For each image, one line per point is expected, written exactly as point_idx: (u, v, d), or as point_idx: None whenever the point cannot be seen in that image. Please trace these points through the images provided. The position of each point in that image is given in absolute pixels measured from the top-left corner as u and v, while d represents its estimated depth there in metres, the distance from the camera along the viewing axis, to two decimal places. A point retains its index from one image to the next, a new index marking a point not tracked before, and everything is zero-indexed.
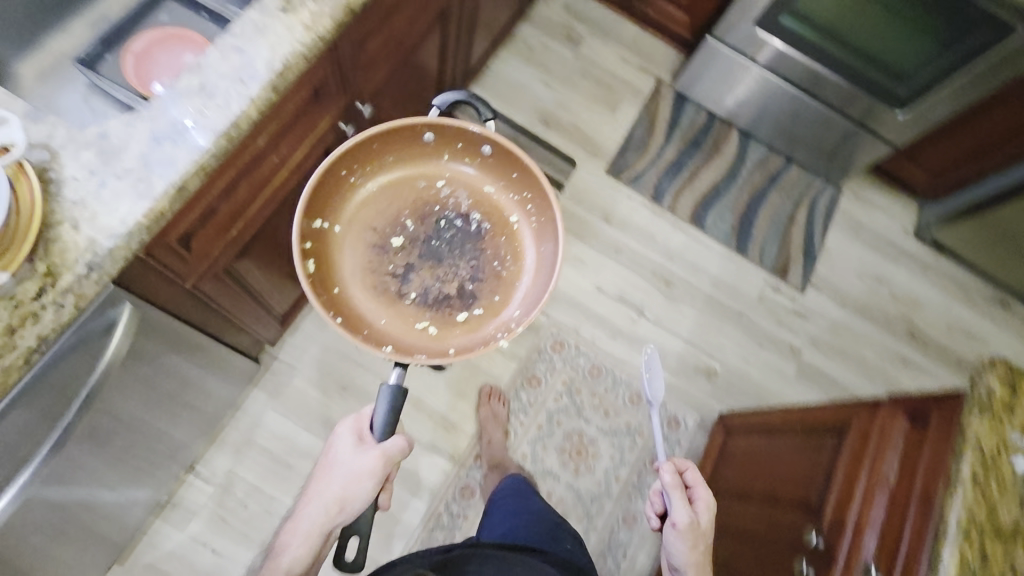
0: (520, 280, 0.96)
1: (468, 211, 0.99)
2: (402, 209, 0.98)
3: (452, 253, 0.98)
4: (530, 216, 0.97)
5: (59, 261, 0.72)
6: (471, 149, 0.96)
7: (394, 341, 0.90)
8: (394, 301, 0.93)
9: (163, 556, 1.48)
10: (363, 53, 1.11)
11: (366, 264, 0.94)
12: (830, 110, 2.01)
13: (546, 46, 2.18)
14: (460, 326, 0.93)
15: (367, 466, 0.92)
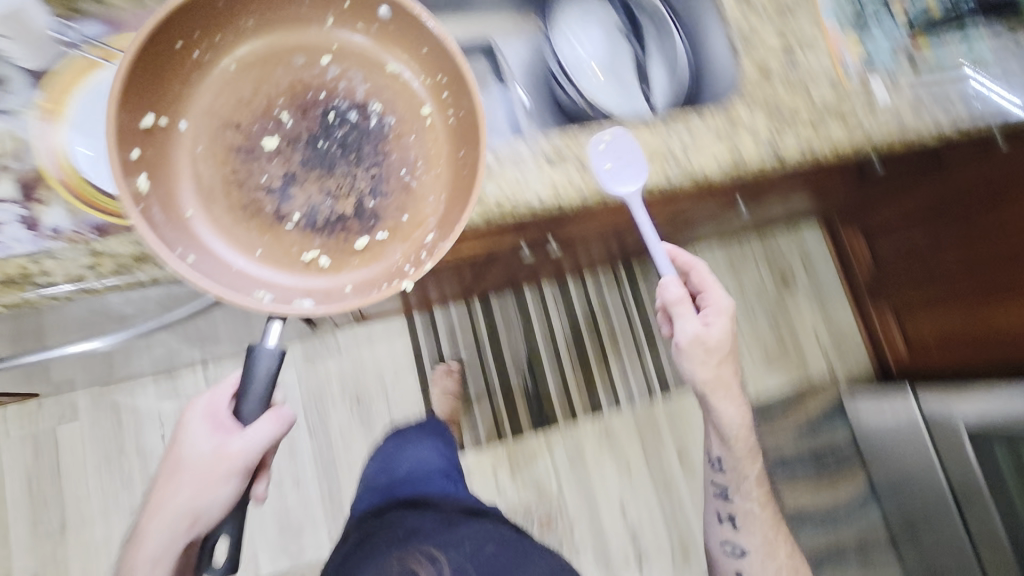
0: (442, 195, 0.82)
1: (363, 100, 0.85)
2: (275, 96, 0.82)
3: (349, 157, 0.84)
4: (450, 113, 0.83)
5: None
6: (369, 15, 0.82)
7: (263, 282, 0.75)
8: (268, 227, 0.78)
9: (128, 407, 1.54)
10: (588, 218, 1.07)
11: (225, 175, 0.78)
12: (971, 555, 1.58)
13: (758, 269, 2.05)
14: (361, 255, 0.80)
15: (225, 463, 0.77)
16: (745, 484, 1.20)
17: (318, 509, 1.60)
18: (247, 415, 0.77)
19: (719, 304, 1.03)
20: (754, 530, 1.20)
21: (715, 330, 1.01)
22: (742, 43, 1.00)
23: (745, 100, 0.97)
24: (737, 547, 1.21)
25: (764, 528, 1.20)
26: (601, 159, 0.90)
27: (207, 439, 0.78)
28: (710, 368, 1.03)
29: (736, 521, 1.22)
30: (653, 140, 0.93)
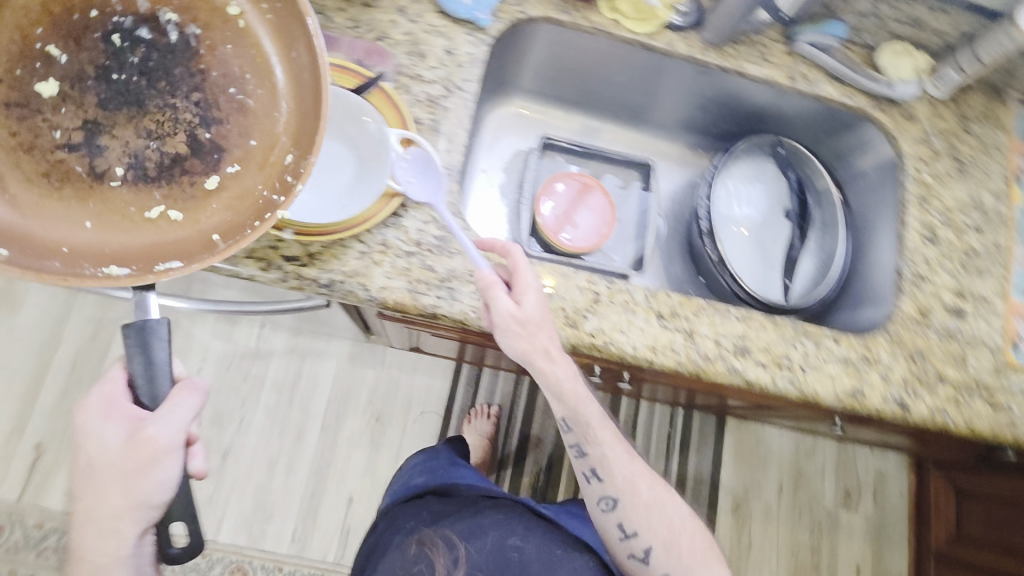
0: (285, 95, 0.68)
1: (150, 11, 0.68)
2: (28, 26, 0.63)
3: (160, 87, 0.68)
4: (263, 4, 0.67)
5: (320, 255, 0.75)
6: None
7: (109, 254, 0.62)
8: (88, 192, 0.63)
9: (183, 331, 1.60)
10: (677, 378, 0.98)
11: (8, 143, 0.61)
12: None
13: (823, 475, 1.85)
14: (216, 197, 0.67)
15: (143, 451, 0.64)
16: (632, 477, 0.88)
17: (296, 503, 1.57)
18: (150, 398, 0.66)
19: (528, 284, 0.76)
20: (655, 537, 0.86)
21: (531, 307, 0.75)
22: (910, 278, 0.91)
23: (889, 337, 0.88)
24: (644, 556, 0.86)
25: (676, 527, 0.88)
26: (713, 335, 0.83)
27: (116, 433, 0.66)
28: (539, 352, 0.76)
29: (628, 527, 0.87)
30: (775, 338, 0.84)
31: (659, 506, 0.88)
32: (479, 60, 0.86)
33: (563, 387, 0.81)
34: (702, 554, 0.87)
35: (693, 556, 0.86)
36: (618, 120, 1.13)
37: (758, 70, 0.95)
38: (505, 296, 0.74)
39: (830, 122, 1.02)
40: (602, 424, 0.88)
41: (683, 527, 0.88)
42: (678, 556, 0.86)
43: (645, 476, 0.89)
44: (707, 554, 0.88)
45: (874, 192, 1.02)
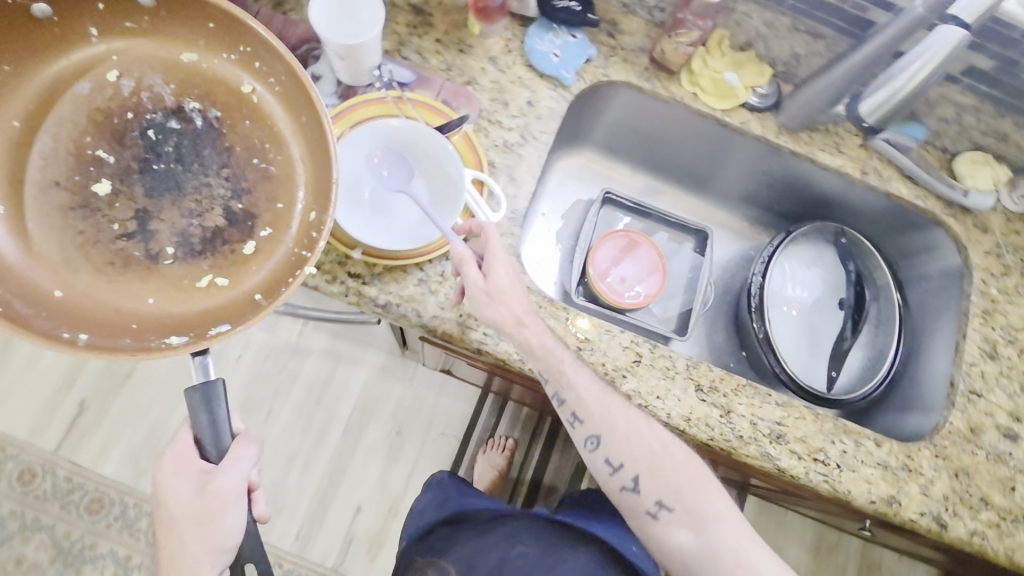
0: (302, 159, 0.76)
1: (176, 104, 0.76)
2: (79, 136, 0.72)
3: (193, 168, 0.75)
4: (272, 80, 0.75)
5: (381, 277, 0.78)
6: (130, 8, 0.72)
7: (171, 325, 0.69)
8: (146, 272, 0.70)
9: None
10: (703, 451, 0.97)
11: (76, 241, 0.70)
12: None
13: None
14: (254, 261, 0.73)
15: (216, 500, 0.68)
16: (610, 414, 0.78)
17: (305, 502, 1.59)
18: (217, 450, 0.71)
19: (500, 254, 0.74)
20: (641, 466, 0.79)
21: (502, 277, 0.74)
22: (962, 392, 0.88)
23: (934, 450, 0.85)
24: (634, 487, 0.81)
25: (663, 458, 0.78)
26: (750, 417, 0.82)
27: (188, 484, 0.70)
28: (509, 322, 0.73)
29: (615, 463, 0.80)
30: (814, 430, 0.83)
31: (641, 438, 0.78)
32: (558, 115, 0.90)
33: (533, 347, 0.75)
34: (697, 485, 0.80)
35: (686, 485, 0.79)
36: (682, 186, 1.15)
37: (831, 159, 0.96)
38: (478, 271, 0.74)
39: (897, 220, 1.01)
40: (570, 367, 0.77)
41: (675, 453, 0.79)
42: (667, 480, 0.79)
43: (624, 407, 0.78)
44: (702, 486, 0.81)
45: (935, 296, 1.00)
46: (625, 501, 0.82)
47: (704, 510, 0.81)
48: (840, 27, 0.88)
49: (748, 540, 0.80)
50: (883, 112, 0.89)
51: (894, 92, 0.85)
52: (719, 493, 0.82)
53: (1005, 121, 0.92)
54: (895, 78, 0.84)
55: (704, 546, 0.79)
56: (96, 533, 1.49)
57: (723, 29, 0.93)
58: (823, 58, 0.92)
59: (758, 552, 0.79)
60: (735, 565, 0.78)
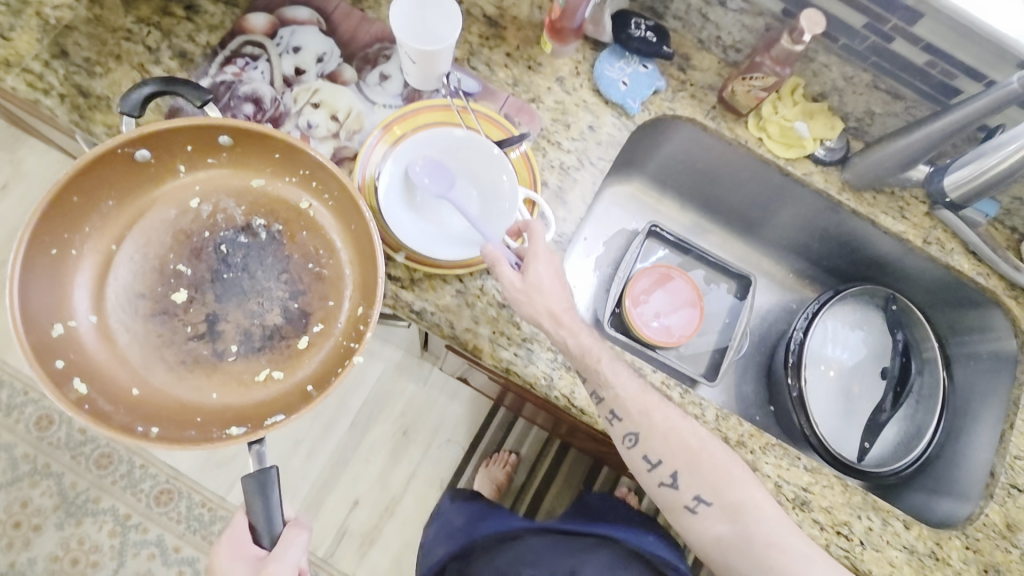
0: (353, 264, 0.78)
1: (245, 220, 0.79)
2: (164, 254, 0.77)
3: (257, 275, 0.78)
4: (326, 196, 0.78)
5: (419, 283, 0.77)
6: (212, 147, 0.76)
7: (229, 417, 0.72)
8: (211, 369, 0.75)
9: None
10: None
11: (154, 343, 0.74)
12: None
13: None
14: (307, 354, 0.76)
15: None
16: (648, 409, 0.74)
17: (305, 488, 1.60)
18: (271, 538, 0.75)
19: (539, 250, 0.73)
20: (677, 461, 0.75)
21: (541, 274, 0.73)
22: (1003, 484, 0.84)
23: (965, 541, 0.81)
24: (672, 482, 0.76)
25: (700, 452, 0.74)
26: (775, 478, 0.79)
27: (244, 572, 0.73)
28: (547, 318, 0.72)
29: (653, 458, 0.75)
30: (841, 501, 0.79)
31: (677, 434, 0.75)
32: (619, 143, 0.88)
33: (571, 346, 0.73)
34: (723, 468, 0.74)
35: (721, 475, 0.73)
36: (730, 230, 1.13)
37: (893, 224, 0.93)
38: (513, 270, 0.73)
39: (953, 294, 0.97)
40: (605, 363, 0.74)
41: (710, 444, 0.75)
42: (699, 475, 0.74)
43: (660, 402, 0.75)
44: (732, 472, 0.74)
45: (983, 379, 0.95)
46: (664, 497, 0.78)
47: (737, 496, 0.73)
48: (923, 91, 0.85)
49: (788, 525, 0.73)
50: (968, 189, 0.84)
51: (986, 170, 0.81)
52: (747, 480, 0.74)
53: None
54: (993, 153, 0.80)
55: (742, 536, 0.73)
56: (101, 488, 1.52)
57: (799, 78, 0.90)
58: (898, 120, 0.89)
59: (800, 541, 0.72)
60: (770, 550, 0.72)
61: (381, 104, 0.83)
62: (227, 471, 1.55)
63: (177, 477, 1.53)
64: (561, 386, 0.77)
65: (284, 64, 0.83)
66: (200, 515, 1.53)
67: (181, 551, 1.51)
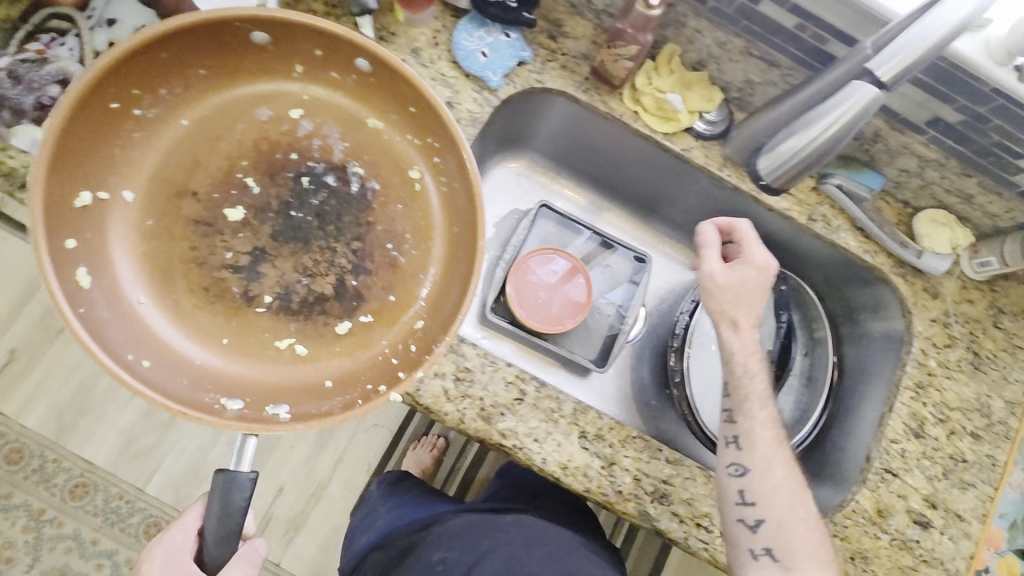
0: (437, 263, 0.75)
1: (341, 162, 0.75)
2: (237, 156, 0.72)
3: (328, 230, 0.73)
4: (443, 179, 0.75)
5: None
6: (344, 65, 0.72)
7: (247, 387, 0.67)
8: (235, 311, 0.69)
9: None
10: None
11: (186, 256, 0.69)
12: None
13: None
14: (341, 343, 0.71)
15: None
16: (772, 459, 0.74)
17: None
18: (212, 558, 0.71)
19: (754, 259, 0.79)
20: (772, 512, 0.72)
21: (739, 277, 0.79)
22: (877, 470, 0.82)
23: (832, 529, 0.79)
24: (753, 526, 0.72)
25: (800, 519, 0.72)
26: (634, 471, 0.76)
27: None
28: (724, 321, 0.79)
29: (748, 498, 0.73)
30: (703, 492, 0.77)
31: (790, 492, 0.73)
32: (480, 120, 0.82)
33: (735, 362, 0.78)
34: (817, 540, 0.72)
35: (809, 549, 0.71)
36: (630, 211, 1.08)
37: (776, 201, 0.88)
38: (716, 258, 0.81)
39: (845, 272, 0.93)
40: (757, 396, 0.77)
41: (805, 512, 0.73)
42: (790, 533, 0.71)
43: (785, 461, 0.75)
44: (823, 554, 0.71)
45: (871, 359, 0.92)
46: (734, 532, 0.73)
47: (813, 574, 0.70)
48: (798, 57, 0.78)
49: None
50: (787, 168, 0.77)
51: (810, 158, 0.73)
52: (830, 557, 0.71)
53: (970, 180, 0.82)
54: (806, 133, 0.71)
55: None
56: (13, 484, 1.48)
57: (675, 45, 0.84)
58: (778, 89, 0.83)
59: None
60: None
61: None
62: (144, 462, 1.52)
63: (92, 470, 1.50)
64: None
65: (98, 40, 0.75)
66: (118, 508, 1.50)
67: (99, 544, 1.48)
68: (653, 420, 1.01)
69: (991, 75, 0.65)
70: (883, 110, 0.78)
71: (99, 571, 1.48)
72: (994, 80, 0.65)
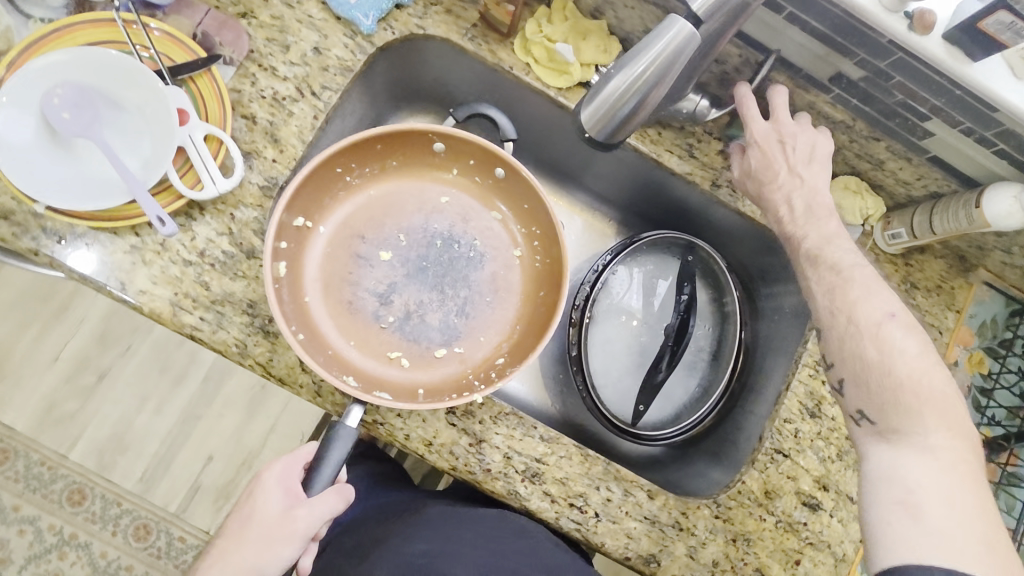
0: (519, 323, 0.81)
1: (467, 235, 0.83)
2: (397, 217, 0.82)
3: (445, 279, 0.81)
4: (538, 257, 0.82)
5: (78, 236, 0.65)
6: (485, 171, 0.81)
7: (381, 387, 0.76)
8: (370, 326, 0.79)
9: None
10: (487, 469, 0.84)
11: (343, 277, 0.79)
12: None
13: None
14: (438, 365, 0.78)
15: (303, 530, 0.63)
16: (836, 310, 0.67)
17: (155, 446, 1.49)
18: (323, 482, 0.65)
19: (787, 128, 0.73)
20: (849, 369, 0.66)
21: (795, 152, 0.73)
22: (767, 450, 0.79)
23: (715, 511, 0.76)
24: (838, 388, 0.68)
25: (894, 372, 0.62)
26: (505, 449, 0.72)
27: (279, 500, 0.64)
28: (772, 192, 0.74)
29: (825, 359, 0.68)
30: (578, 472, 0.74)
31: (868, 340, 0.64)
32: (353, 69, 0.75)
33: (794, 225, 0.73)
34: (913, 385, 0.61)
35: (901, 403, 0.61)
36: (546, 178, 0.99)
37: (679, 164, 0.81)
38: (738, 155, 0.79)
39: (756, 242, 0.88)
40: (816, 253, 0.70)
41: (919, 358, 0.63)
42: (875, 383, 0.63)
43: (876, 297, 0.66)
44: (912, 394, 0.61)
45: (778, 336, 0.88)
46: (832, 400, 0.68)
47: (917, 431, 0.60)
48: None
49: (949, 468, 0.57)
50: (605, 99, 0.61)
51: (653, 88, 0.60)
52: (936, 410, 0.60)
53: (878, 145, 0.76)
54: (643, 56, 0.59)
55: (883, 466, 0.60)
56: None
57: None
58: None
59: (949, 509, 0.55)
60: (898, 506, 0.57)
61: (38, 18, 0.67)
62: (67, 428, 1.47)
63: (12, 436, 1.46)
64: (255, 354, 0.68)
65: None
66: (40, 474, 1.46)
67: (21, 510, 1.46)
68: (560, 395, 0.96)
69: (884, 24, 0.59)
70: (785, 65, 0.72)
71: (21, 537, 1.45)
72: (886, 30, 0.59)
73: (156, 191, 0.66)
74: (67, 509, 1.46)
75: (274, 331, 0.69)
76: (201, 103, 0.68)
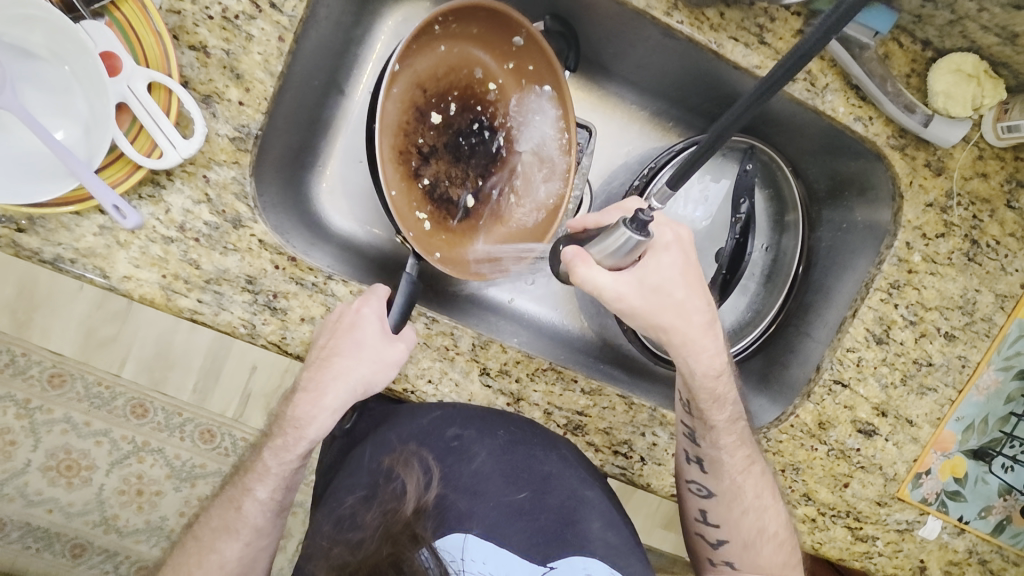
0: (501, 225, 0.77)
1: (496, 129, 0.76)
2: (449, 85, 0.73)
3: (468, 165, 0.76)
4: (537, 187, 0.76)
5: (40, 223, 0.56)
6: (535, 78, 0.73)
7: (421, 237, 0.71)
8: (407, 178, 0.72)
9: None
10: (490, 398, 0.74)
11: (399, 125, 0.71)
12: None
13: None
14: (444, 235, 0.74)
15: (400, 358, 0.61)
16: (742, 486, 0.68)
17: (198, 360, 1.47)
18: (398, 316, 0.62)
19: (657, 243, 0.60)
20: (737, 534, 0.70)
21: (655, 273, 0.60)
22: (825, 382, 0.74)
23: (764, 445, 0.74)
24: (714, 543, 0.71)
25: (767, 535, 0.69)
26: (545, 405, 0.69)
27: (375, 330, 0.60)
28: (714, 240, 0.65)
29: (710, 519, 0.71)
30: (622, 420, 0.70)
31: (758, 514, 0.69)
32: None
33: None
34: (780, 542, 0.69)
35: (773, 566, 0.69)
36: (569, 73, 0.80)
37: (744, 56, 0.66)
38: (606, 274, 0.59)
39: (830, 142, 0.74)
40: (724, 424, 0.67)
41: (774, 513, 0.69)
42: (756, 547, 0.69)
43: (760, 477, 0.68)
44: (770, 544, 0.69)
45: (845, 249, 0.77)
46: (694, 542, 0.73)
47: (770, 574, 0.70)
48: None
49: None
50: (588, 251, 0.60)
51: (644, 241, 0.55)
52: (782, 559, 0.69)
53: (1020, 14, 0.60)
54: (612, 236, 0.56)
55: None
56: None
57: None
58: None
59: None
60: None
61: None
62: (111, 350, 1.44)
63: (61, 361, 1.44)
64: (267, 334, 0.61)
65: None
66: (99, 394, 1.46)
67: (93, 425, 1.46)
68: (596, 318, 0.87)
69: None
70: None
71: (100, 447, 1.47)
72: None
73: (110, 163, 0.55)
74: (132, 420, 1.47)
75: (282, 306, 0.61)
76: (135, 39, 0.53)
